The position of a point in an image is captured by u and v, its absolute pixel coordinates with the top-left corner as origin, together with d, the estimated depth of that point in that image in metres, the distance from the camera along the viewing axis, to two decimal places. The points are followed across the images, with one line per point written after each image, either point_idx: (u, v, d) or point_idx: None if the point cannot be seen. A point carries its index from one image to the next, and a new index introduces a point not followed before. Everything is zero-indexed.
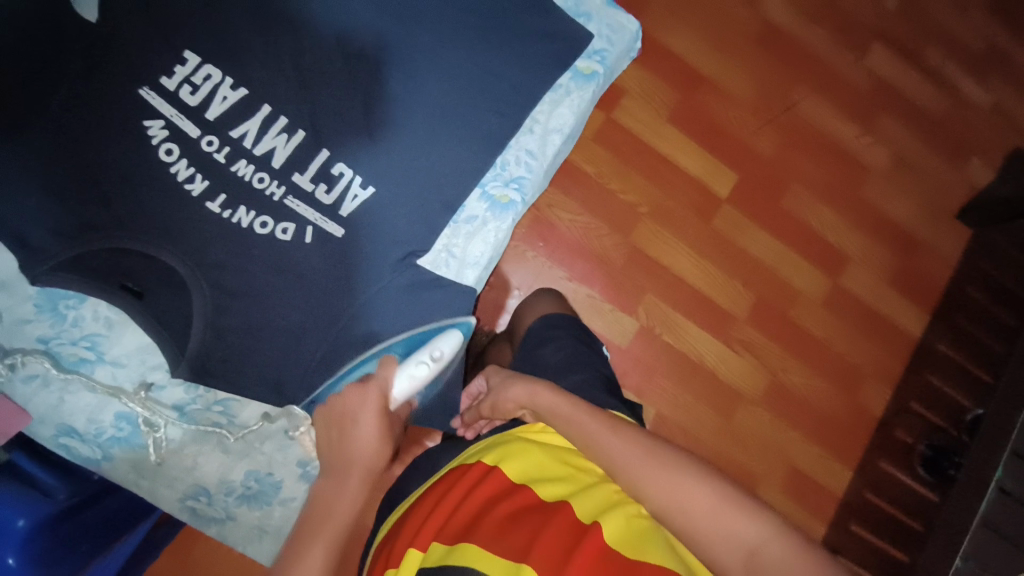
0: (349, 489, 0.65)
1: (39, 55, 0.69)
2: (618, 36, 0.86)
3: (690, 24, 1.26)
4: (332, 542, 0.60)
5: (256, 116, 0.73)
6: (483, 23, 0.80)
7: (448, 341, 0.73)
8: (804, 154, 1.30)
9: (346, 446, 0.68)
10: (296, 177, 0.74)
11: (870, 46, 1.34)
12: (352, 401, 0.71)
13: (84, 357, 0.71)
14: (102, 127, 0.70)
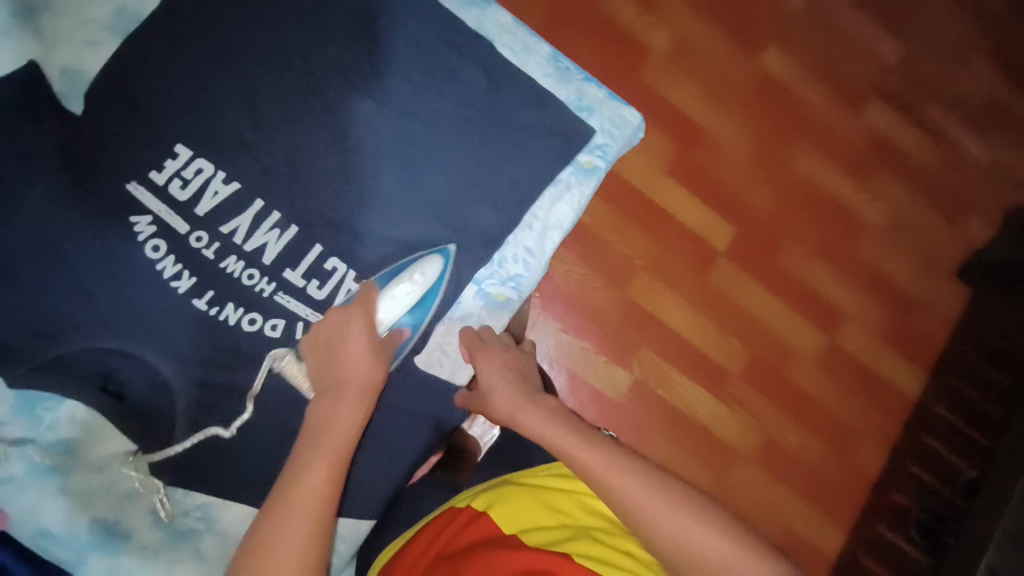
0: (345, 405, 0.61)
1: (21, 141, 0.66)
2: (620, 131, 0.82)
3: (690, 78, 1.26)
4: (333, 459, 0.57)
5: (248, 211, 0.71)
6: (481, 114, 0.78)
7: (428, 263, 0.73)
8: (802, 212, 1.29)
9: (334, 368, 0.64)
10: (288, 273, 0.72)
11: (869, 104, 1.33)
12: (338, 323, 0.67)
13: (61, 461, 0.68)
14: (84, 220, 0.67)
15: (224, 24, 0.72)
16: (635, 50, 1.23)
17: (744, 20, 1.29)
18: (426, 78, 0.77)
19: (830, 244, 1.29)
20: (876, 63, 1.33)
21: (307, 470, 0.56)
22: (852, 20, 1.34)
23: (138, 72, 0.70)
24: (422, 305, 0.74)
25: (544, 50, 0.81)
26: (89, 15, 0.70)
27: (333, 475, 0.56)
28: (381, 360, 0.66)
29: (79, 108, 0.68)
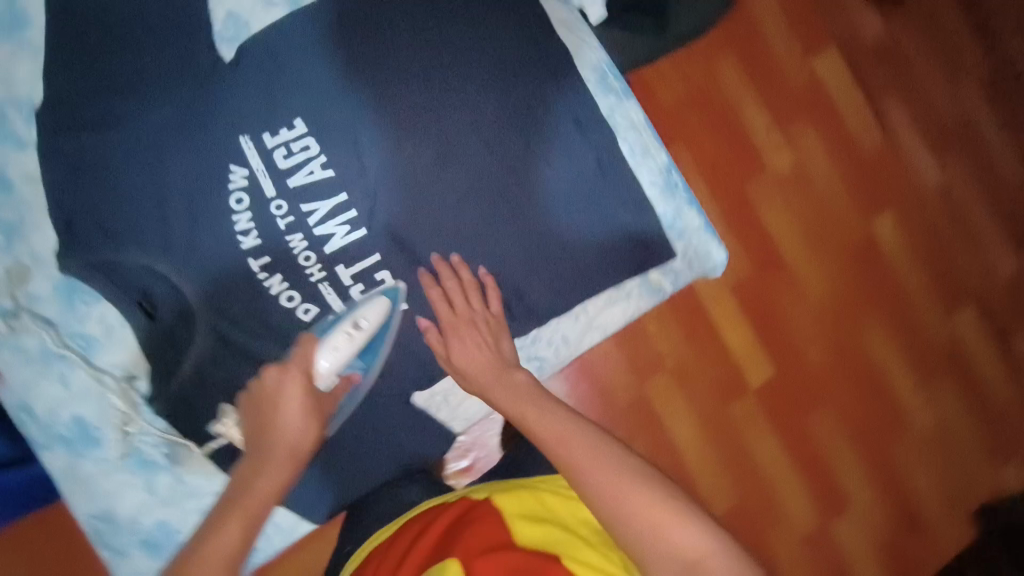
0: (273, 464, 0.67)
1: (174, 58, 0.72)
2: (699, 265, 0.80)
3: (796, 213, 1.24)
4: (249, 520, 0.64)
5: (331, 200, 0.74)
6: (578, 200, 0.76)
7: (371, 307, 0.72)
8: (849, 383, 1.26)
9: (268, 424, 0.69)
10: (340, 269, 0.74)
11: (959, 308, 1.33)
12: (276, 382, 0.70)
13: (71, 353, 0.71)
14: (192, 150, 0.71)
15: (381, 15, 0.74)
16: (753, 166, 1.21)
17: (874, 180, 1.30)
18: (541, 142, 0.76)
19: (867, 423, 1.27)
20: (983, 272, 1.35)
21: (221, 528, 0.63)
22: (980, 221, 1.36)
23: (292, 38, 0.74)
24: (370, 348, 0.74)
25: (662, 160, 0.80)
26: None
27: (245, 535, 0.63)
28: (314, 421, 0.70)
29: (229, 55, 0.75)
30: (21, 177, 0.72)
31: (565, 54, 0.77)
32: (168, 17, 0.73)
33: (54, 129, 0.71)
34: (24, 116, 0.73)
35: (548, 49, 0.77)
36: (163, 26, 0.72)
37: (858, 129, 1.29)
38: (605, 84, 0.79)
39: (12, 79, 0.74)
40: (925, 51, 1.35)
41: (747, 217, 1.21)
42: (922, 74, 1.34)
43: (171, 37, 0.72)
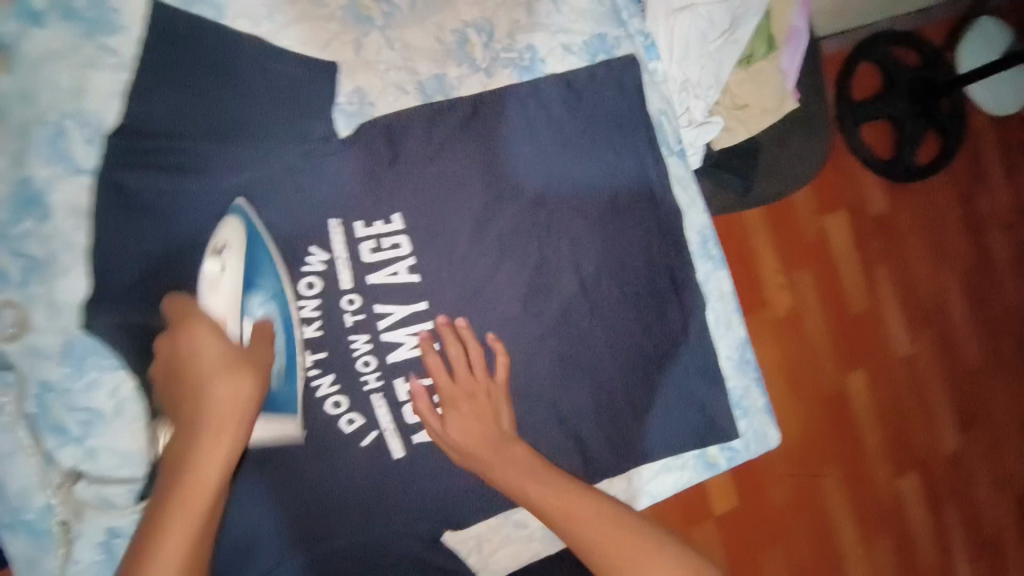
0: (205, 446, 0.51)
1: (274, 118, 0.64)
2: (759, 448, 0.78)
3: (779, 349, 1.31)
4: (195, 511, 0.49)
5: (409, 306, 0.68)
6: (659, 361, 0.73)
7: (224, 226, 0.60)
8: (801, 526, 1.29)
9: (189, 390, 0.54)
10: (399, 381, 0.68)
11: (906, 473, 1.38)
12: (189, 340, 0.55)
13: (68, 426, 0.60)
14: (272, 220, 0.63)
15: (510, 128, 0.70)
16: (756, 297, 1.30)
17: (855, 339, 1.36)
18: (637, 297, 0.73)
19: (808, 569, 1.28)
20: (932, 441, 1.41)
21: (165, 529, 0.47)
22: (937, 392, 1.42)
23: (413, 130, 0.68)
24: (260, 267, 0.61)
25: (742, 335, 0.79)
26: (408, 60, 0.69)
27: (199, 524, 0.48)
28: (246, 372, 0.54)
29: (346, 132, 0.68)
30: (63, 211, 0.60)
31: (678, 212, 0.75)
32: (286, 71, 0.65)
33: (123, 160, 0.60)
34: (86, 138, 0.61)
35: (659, 199, 0.74)
36: (267, 77, 0.64)
37: (850, 287, 1.37)
38: (705, 249, 0.78)
39: (81, 85, 0.61)
40: (919, 236, 1.43)
41: None
42: (912, 251, 1.43)
43: (271, 91, 0.64)
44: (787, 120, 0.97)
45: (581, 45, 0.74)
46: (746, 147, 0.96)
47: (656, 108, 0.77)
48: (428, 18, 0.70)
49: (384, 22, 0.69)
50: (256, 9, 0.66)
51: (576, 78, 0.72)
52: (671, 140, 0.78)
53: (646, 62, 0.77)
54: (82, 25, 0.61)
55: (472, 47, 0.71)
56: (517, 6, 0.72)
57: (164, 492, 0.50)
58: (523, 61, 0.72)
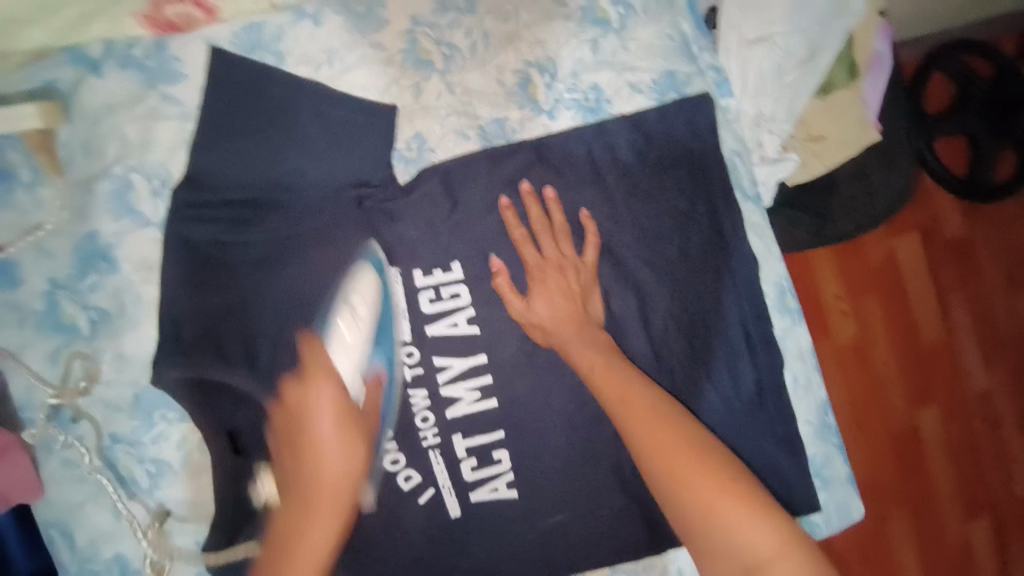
0: (320, 525, 0.55)
1: (340, 167, 0.62)
2: (840, 520, 0.72)
3: (841, 378, 1.23)
4: (334, 513, 0.56)
5: (468, 359, 0.64)
6: (732, 420, 0.68)
7: (360, 287, 0.60)
8: (862, 568, 1.20)
9: (303, 457, 0.56)
10: (457, 438, 0.64)
11: (979, 514, 1.26)
12: (310, 406, 0.58)
13: (136, 478, 0.60)
14: (332, 269, 0.61)
15: (574, 173, 0.67)
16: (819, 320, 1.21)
17: (925, 370, 1.26)
18: (707, 352, 0.68)
19: None
20: (1007, 483, 1.29)
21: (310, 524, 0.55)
22: (1017, 430, 1.30)
23: (471, 176, 0.64)
24: (384, 334, 0.61)
25: (823, 395, 0.73)
26: (468, 106, 0.65)
27: (331, 528, 0.55)
28: (360, 447, 0.58)
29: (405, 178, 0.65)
30: (133, 264, 0.60)
31: (752, 260, 0.70)
32: (345, 115, 0.62)
33: (184, 211, 0.59)
34: (152, 191, 0.61)
35: (732, 247, 0.69)
36: (328, 124, 0.62)
37: (921, 314, 1.26)
38: (783, 302, 0.72)
39: (148, 136, 0.60)
40: (1002, 260, 1.31)
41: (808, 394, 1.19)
42: (990, 277, 1.31)
43: (333, 140, 0.62)
44: (869, 152, 0.89)
45: (649, 82, 0.69)
46: (823, 183, 0.89)
47: (729, 149, 0.72)
48: (490, 60, 0.65)
49: (444, 66, 0.64)
50: (316, 55, 0.62)
51: (645, 118, 0.68)
52: (745, 183, 0.73)
53: (718, 97, 0.72)
54: (141, 74, 0.60)
55: (536, 90, 0.66)
56: (582, 44, 0.68)
57: (274, 562, 0.54)
58: (587, 101, 0.68)
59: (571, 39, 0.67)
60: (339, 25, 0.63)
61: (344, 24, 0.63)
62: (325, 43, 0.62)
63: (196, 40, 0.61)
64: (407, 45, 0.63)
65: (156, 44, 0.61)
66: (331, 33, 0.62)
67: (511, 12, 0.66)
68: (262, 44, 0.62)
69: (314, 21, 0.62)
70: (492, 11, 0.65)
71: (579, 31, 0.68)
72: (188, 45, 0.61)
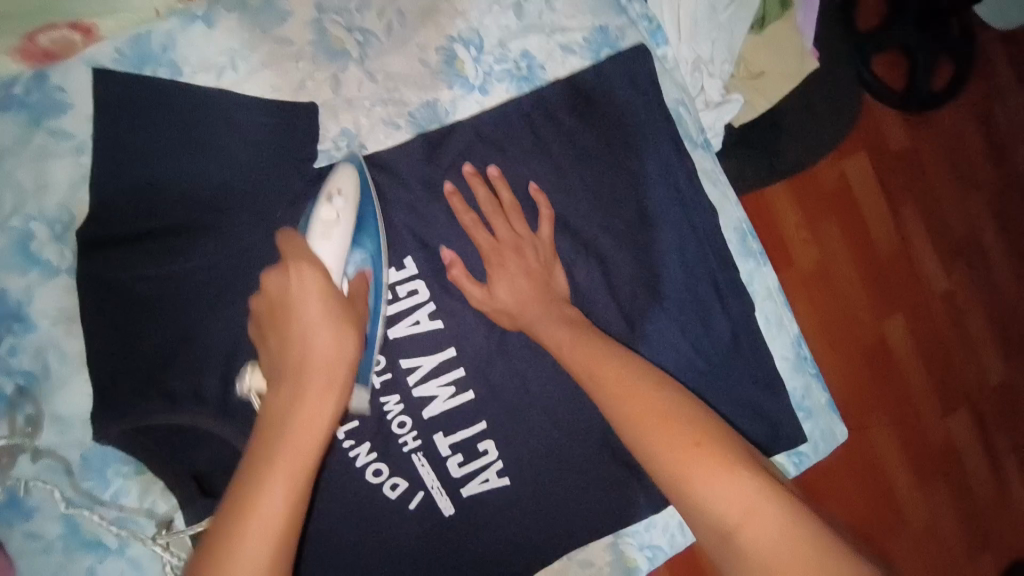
0: (307, 395, 0.44)
1: (254, 176, 0.57)
2: (827, 447, 0.74)
3: (810, 303, 1.25)
4: (299, 468, 0.42)
5: (437, 355, 0.62)
6: (710, 372, 0.68)
7: (339, 175, 0.55)
8: (854, 481, 1.23)
9: (287, 333, 0.46)
10: (438, 437, 0.62)
11: (954, 409, 1.31)
12: (298, 285, 0.47)
13: (105, 541, 0.57)
14: (274, 285, 0.56)
15: (517, 146, 0.64)
16: (781, 252, 1.22)
17: (886, 282, 1.29)
18: (678, 309, 0.67)
19: (867, 522, 1.22)
20: (975, 374, 1.34)
21: (267, 482, 0.41)
22: (976, 324, 1.35)
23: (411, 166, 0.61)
24: (365, 230, 0.56)
25: (796, 330, 0.73)
26: (395, 93, 0.60)
27: (300, 479, 0.42)
28: (348, 326, 0.47)
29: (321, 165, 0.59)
30: (51, 319, 0.56)
31: (710, 208, 0.68)
32: (261, 120, 0.57)
33: (101, 252, 0.55)
34: (54, 237, 0.55)
35: (688, 199, 0.68)
36: (240, 132, 0.56)
37: (876, 228, 1.28)
38: (745, 245, 0.71)
39: (44, 180, 0.55)
40: (946, 164, 1.34)
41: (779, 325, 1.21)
42: (938, 182, 1.33)
43: (249, 148, 0.57)
44: (810, 80, 0.88)
45: (581, 42, 0.66)
46: (769, 119, 0.88)
47: (671, 100, 0.70)
48: (409, 40, 0.60)
49: (360, 53, 0.59)
50: (215, 60, 0.56)
51: (582, 79, 0.65)
52: (694, 132, 0.71)
53: (653, 47, 0.69)
54: (24, 112, 0.54)
55: (462, 64, 0.62)
56: (506, 9, 0.63)
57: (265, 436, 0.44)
58: (520, 69, 0.64)
59: (494, 7, 0.63)
60: (234, 24, 0.57)
61: (241, 22, 0.57)
62: (223, 45, 0.57)
63: (76, 64, 0.55)
64: (316, 36, 0.58)
65: (36, 76, 0.55)
66: (227, 33, 0.57)
67: None
68: (153, 56, 0.56)
69: (206, 23, 0.56)
70: None
71: None
72: (69, 71, 0.55)
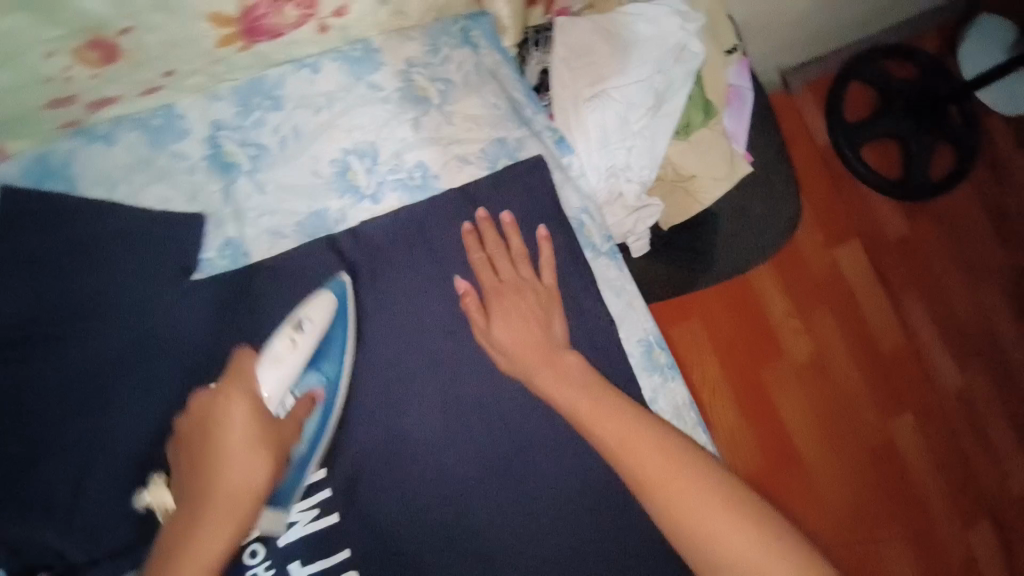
0: (199, 537, 0.46)
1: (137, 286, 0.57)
2: None
3: (808, 397, 1.18)
4: None
5: (303, 476, 0.59)
6: (608, 498, 0.62)
7: (315, 303, 0.57)
8: None
9: (202, 463, 0.48)
10: (294, 566, 0.58)
11: (975, 525, 1.20)
12: (222, 412, 0.50)
13: None
14: (138, 395, 0.56)
15: (405, 256, 0.63)
16: (772, 342, 1.18)
17: (891, 377, 1.22)
18: (572, 429, 0.63)
19: None
20: (999, 485, 1.23)
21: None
22: (999, 430, 1.25)
23: (285, 280, 0.60)
24: (326, 353, 0.58)
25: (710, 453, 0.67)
26: (285, 203, 0.62)
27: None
28: (262, 462, 0.49)
29: (199, 276, 0.59)
30: None
31: (611, 321, 0.65)
32: (146, 230, 0.58)
33: None
34: None
35: (589, 312, 0.65)
36: (128, 240, 0.57)
37: (877, 322, 1.24)
38: (651, 359, 0.67)
39: None
40: (949, 255, 1.30)
41: (768, 415, 1.16)
42: (944, 274, 1.29)
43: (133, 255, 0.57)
44: (745, 185, 0.87)
45: (478, 153, 0.67)
46: (701, 221, 0.86)
47: (573, 208, 0.69)
48: (302, 153, 0.63)
49: (251, 166, 0.62)
50: (110, 173, 0.59)
51: (477, 190, 0.65)
52: (597, 239, 0.69)
53: (558, 157, 0.70)
54: None
55: (355, 174, 0.64)
56: (403, 124, 0.65)
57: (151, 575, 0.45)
58: (413, 180, 0.65)
59: (390, 123, 0.65)
60: (136, 141, 0.60)
61: (140, 139, 0.60)
62: (120, 161, 0.59)
63: None
64: (210, 150, 0.61)
65: None
66: (126, 149, 0.60)
67: (322, 102, 0.64)
68: (53, 172, 0.58)
69: (106, 141, 0.59)
70: (302, 104, 0.63)
71: (399, 111, 0.65)
72: None
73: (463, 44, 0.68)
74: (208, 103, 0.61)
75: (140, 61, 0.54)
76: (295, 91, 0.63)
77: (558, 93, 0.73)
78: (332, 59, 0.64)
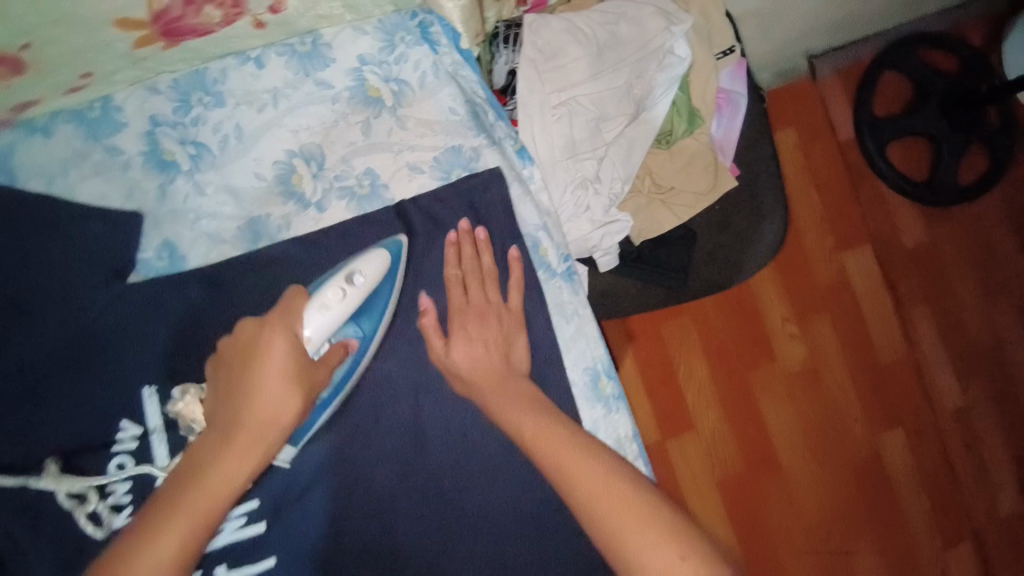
0: (229, 453, 0.46)
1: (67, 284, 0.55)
2: None
3: (796, 403, 1.15)
4: (197, 521, 0.43)
5: None
6: (539, 527, 0.61)
7: (368, 259, 0.56)
8: None
9: (236, 390, 0.48)
10: (219, 570, 0.57)
11: (955, 542, 1.18)
12: (267, 337, 0.50)
13: None
14: (71, 389, 0.55)
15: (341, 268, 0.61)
16: (763, 347, 1.14)
17: (886, 390, 1.18)
18: (505, 456, 0.62)
19: None
20: (986, 505, 1.20)
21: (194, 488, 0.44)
22: (994, 450, 1.21)
23: (216, 286, 0.58)
24: (368, 312, 0.58)
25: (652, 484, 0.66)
26: (226, 206, 0.61)
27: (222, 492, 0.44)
28: (297, 393, 0.49)
29: (137, 277, 0.59)
30: None
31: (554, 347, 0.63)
32: (80, 227, 0.56)
33: None
34: None
35: (534, 336, 0.63)
36: (58, 236, 0.56)
37: (880, 332, 1.18)
38: (596, 389, 0.65)
39: None
40: (967, 268, 1.23)
41: (752, 418, 1.13)
42: (957, 287, 1.22)
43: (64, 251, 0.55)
44: (727, 199, 0.82)
45: (431, 161, 0.64)
46: (676, 237, 0.81)
47: (531, 226, 0.66)
48: (247, 153, 0.61)
49: (190, 166, 0.60)
50: (49, 167, 0.58)
51: (424, 203, 0.63)
52: (553, 260, 0.66)
53: (519, 168, 0.65)
54: None
55: (300, 179, 0.61)
56: (351, 126, 0.62)
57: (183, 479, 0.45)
58: (361, 187, 0.63)
59: (339, 124, 0.62)
60: (71, 135, 0.59)
61: (77, 132, 0.58)
62: (58, 154, 0.58)
63: None
64: (148, 146, 0.59)
65: None
66: (64, 142, 0.58)
67: (268, 99, 0.61)
68: None
69: (45, 133, 0.58)
70: (244, 101, 0.60)
71: (348, 112, 0.62)
72: None
73: (421, 40, 0.63)
74: (145, 95, 0.59)
75: (50, 67, 0.53)
76: (239, 86, 0.60)
77: (524, 96, 0.67)
78: (278, 53, 0.61)
